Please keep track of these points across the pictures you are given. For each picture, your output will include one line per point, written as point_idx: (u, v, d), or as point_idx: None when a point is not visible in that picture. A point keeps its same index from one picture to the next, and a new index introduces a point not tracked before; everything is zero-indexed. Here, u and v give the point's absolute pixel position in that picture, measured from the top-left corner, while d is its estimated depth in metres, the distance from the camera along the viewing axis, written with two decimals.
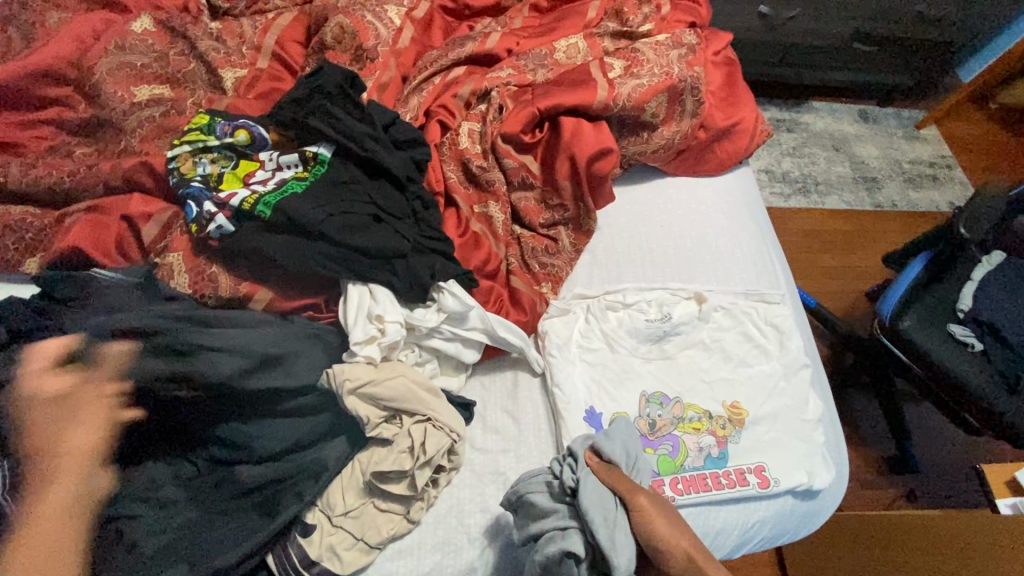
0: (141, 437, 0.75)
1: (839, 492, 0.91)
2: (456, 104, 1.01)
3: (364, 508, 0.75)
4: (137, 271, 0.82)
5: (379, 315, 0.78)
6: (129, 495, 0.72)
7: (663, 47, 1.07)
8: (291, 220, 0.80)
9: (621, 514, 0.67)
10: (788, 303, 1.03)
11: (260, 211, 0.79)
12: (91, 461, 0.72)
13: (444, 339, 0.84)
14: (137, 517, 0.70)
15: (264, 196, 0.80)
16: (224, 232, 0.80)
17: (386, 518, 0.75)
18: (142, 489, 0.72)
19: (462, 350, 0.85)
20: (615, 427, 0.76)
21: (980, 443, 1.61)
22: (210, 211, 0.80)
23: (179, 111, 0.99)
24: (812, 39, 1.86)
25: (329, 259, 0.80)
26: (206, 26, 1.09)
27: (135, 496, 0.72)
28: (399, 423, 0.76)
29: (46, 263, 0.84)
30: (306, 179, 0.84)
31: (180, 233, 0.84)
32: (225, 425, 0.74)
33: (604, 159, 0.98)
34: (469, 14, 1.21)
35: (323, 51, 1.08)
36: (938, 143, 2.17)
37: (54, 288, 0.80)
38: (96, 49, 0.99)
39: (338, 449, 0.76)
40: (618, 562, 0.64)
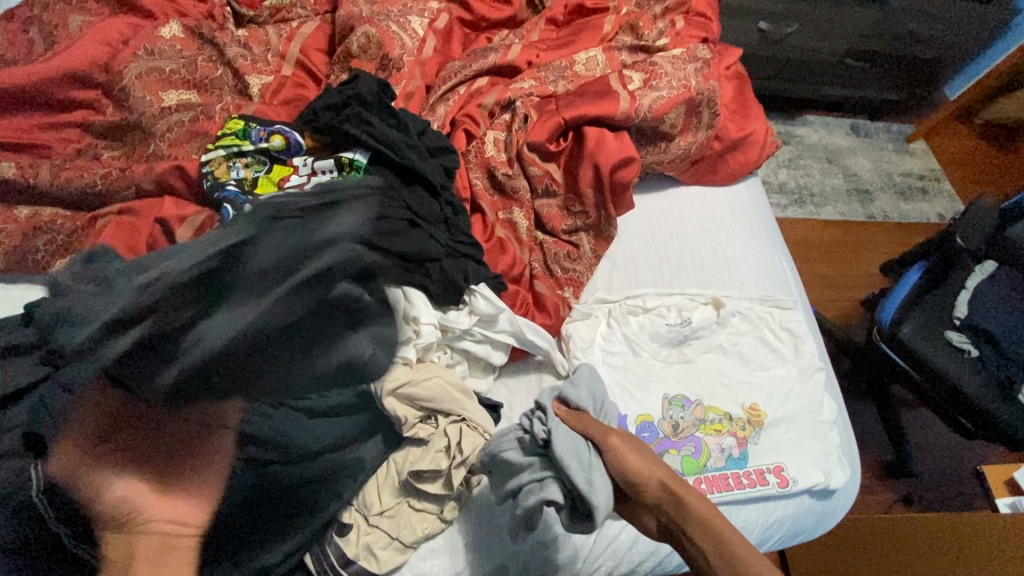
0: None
1: (853, 493, 0.94)
2: (481, 113, 1.03)
3: (399, 507, 0.76)
4: None
5: (414, 317, 0.81)
6: None
7: (680, 61, 1.11)
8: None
9: (594, 457, 0.65)
10: (801, 309, 1.06)
11: None
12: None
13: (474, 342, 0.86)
14: None
15: None
16: None
17: (421, 517, 0.76)
18: None
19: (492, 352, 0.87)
20: (579, 376, 0.77)
21: (975, 447, 1.66)
22: None
23: (208, 116, 1.00)
24: (811, 54, 1.92)
25: None
26: (232, 33, 1.11)
27: None
28: (434, 423, 0.78)
29: (78, 265, 0.84)
30: None
31: None
32: None
33: (626, 168, 1.01)
34: (487, 26, 1.24)
35: (348, 59, 1.10)
36: (928, 156, 2.24)
37: None
38: (125, 53, 1.00)
39: (374, 449, 0.79)
40: (596, 502, 0.61)
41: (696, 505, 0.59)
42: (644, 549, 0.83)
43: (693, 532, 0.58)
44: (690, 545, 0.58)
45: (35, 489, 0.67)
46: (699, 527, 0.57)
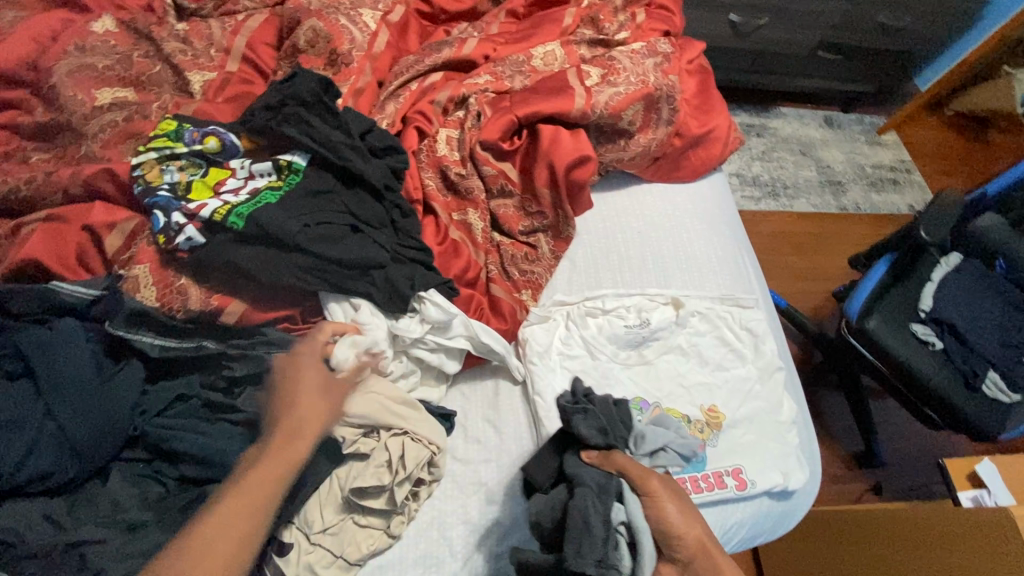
0: (108, 456, 0.70)
1: (812, 491, 0.93)
2: (434, 110, 1.00)
3: (343, 524, 0.73)
4: (101, 285, 0.78)
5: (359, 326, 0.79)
6: (95, 517, 0.68)
7: (639, 56, 1.08)
8: (262, 232, 0.77)
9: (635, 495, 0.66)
10: (762, 307, 1.05)
11: (232, 221, 0.77)
12: (54, 485, 0.68)
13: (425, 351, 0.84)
14: (103, 542, 0.66)
15: (236, 207, 0.79)
16: (194, 243, 0.78)
17: (366, 534, 0.73)
18: (108, 511, 0.69)
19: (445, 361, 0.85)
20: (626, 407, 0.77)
21: (941, 436, 1.69)
22: (178, 222, 0.78)
23: (143, 115, 0.95)
24: (780, 46, 1.91)
25: (308, 270, 0.79)
26: (172, 27, 1.06)
27: (102, 519, 0.68)
28: (375, 438, 0.75)
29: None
30: (280, 189, 0.83)
31: (145, 244, 0.80)
32: (197, 446, 0.71)
33: (581, 167, 0.98)
34: (444, 19, 1.20)
35: (296, 54, 1.05)
36: (898, 148, 2.25)
37: (9, 304, 0.75)
38: (54, 50, 0.94)
39: (317, 469, 0.72)
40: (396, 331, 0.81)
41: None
42: None
43: None
44: None
45: None
46: None
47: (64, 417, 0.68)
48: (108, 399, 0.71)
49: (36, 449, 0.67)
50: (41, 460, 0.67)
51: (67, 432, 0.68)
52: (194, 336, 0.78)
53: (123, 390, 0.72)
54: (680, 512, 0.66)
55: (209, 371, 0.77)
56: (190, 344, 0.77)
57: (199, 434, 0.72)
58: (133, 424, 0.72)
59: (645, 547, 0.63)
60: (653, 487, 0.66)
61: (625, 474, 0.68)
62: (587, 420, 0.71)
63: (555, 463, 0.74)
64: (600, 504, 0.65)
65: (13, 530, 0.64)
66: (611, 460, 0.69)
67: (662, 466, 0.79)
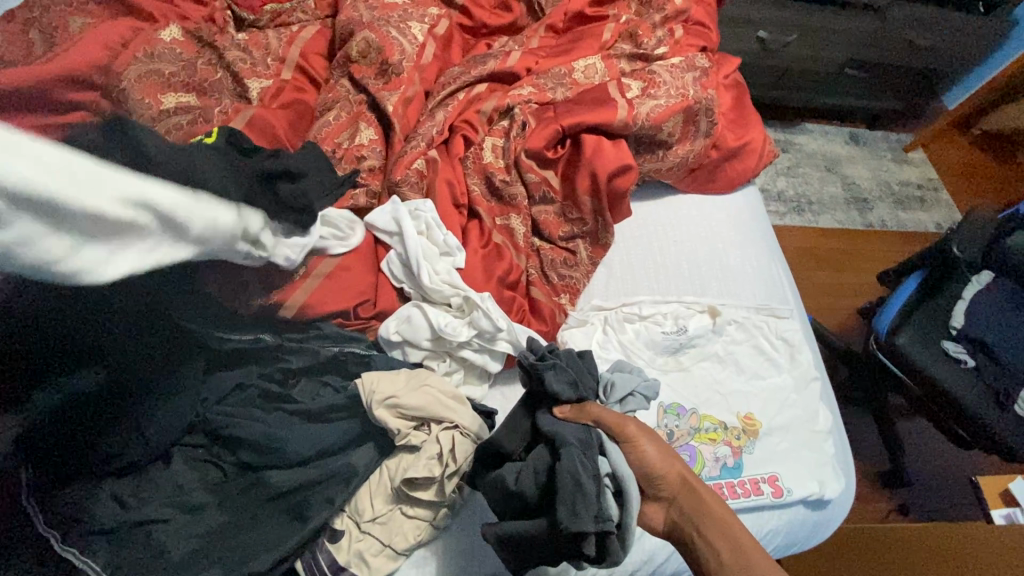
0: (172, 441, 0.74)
1: (847, 502, 0.93)
2: (479, 119, 1.04)
3: (391, 514, 0.76)
4: None
5: (409, 320, 0.85)
6: (159, 498, 0.71)
7: (678, 70, 1.11)
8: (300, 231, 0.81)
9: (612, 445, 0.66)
10: (797, 318, 1.06)
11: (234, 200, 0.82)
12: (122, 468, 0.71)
13: (470, 351, 0.86)
14: (168, 520, 0.70)
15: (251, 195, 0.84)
16: None
17: (413, 524, 0.76)
18: (172, 492, 0.72)
19: (489, 362, 0.87)
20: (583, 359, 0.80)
21: (970, 456, 1.66)
22: None
23: (205, 119, 1.00)
24: (810, 63, 1.93)
25: None
26: (233, 37, 1.12)
27: (166, 500, 0.71)
28: (426, 432, 0.77)
29: None
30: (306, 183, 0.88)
31: None
32: (257, 434, 0.74)
33: (623, 176, 1.01)
34: (487, 32, 1.25)
35: (347, 64, 1.10)
36: (925, 166, 2.25)
37: None
38: (125, 56, 1.00)
39: (366, 456, 0.78)
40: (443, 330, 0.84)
41: (709, 499, 0.62)
42: (637, 558, 0.82)
43: (706, 531, 0.60)
44: (698, 542, 0.60)
45: (24, 493, 0.66)
46: (713, 524, 0.60)
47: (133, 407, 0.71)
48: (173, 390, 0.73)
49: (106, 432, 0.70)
50: (110, 442, 0.70)
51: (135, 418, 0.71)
52: (251, 328, 0.80)
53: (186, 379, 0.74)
54: (661, 454, 0.66)
55: (264, 362, 0.80)
56: (248, 336, 0.79)
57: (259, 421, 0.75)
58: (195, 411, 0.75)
59: (631, 491, 0.61)
60: (629, 432, 0.66)
61: (602, 425, 0.68)
62: (558, 375, 0.72)
63: (526, 423, 0.74)
64: (586, 459, 0.64)
65: (87, 508, 0.68)
66: (587, 412, 0.70)
67: (632, 411, 0.81)
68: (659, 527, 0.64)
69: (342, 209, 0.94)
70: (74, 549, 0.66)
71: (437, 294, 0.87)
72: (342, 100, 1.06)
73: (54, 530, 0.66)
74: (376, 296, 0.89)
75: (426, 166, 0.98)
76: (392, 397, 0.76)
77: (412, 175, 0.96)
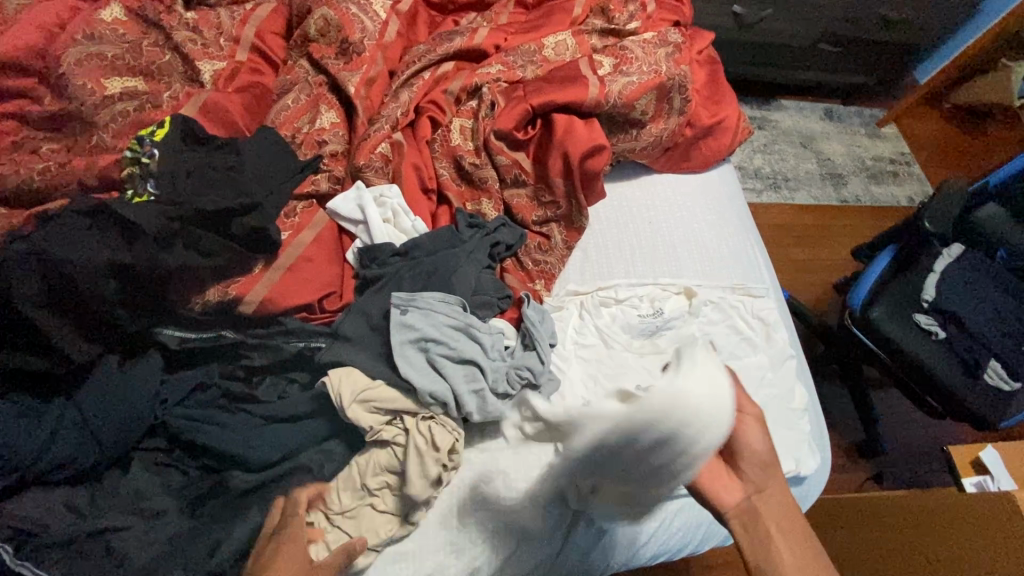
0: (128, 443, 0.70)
1: (823, 477, 0.94)
2: (446, 99, 1.00)
3: (363, 511, 0.73)
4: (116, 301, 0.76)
5: (416, 317, 0.79)
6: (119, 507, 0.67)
7: (650, 45, 1.08)
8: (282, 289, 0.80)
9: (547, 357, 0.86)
10: (772, 296, 1.06)
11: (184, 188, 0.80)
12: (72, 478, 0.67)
13: (448, 368, 0.77)
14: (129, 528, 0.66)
15: (202, 184, 0.81)
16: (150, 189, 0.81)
17: (386, 520, 0.74)
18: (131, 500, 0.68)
19: (462, 392, 0.77)
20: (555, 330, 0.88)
21: (941, 425, 1.71)
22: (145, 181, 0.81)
23: (154, 105, 0.93)
24: (785, 38, 1.90)
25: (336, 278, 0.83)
26: (181, 16, 1.05)
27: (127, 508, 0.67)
28: (399, 426, 0.75)
29: None
30: (261, 170, 0.86)
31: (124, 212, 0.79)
32: (226, 437, 0.71)
33: (595, 156, 0.98)
34: (453, 9, 1.19)
35: (307, 44, 1.05)
36: (898, 140, 2.27)
37: None
38: (62, 38, 0.93)
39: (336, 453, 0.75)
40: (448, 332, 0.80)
41: (779, 497, 0.71)
42: (617, 544, 0.82)
43: (774, 525, 0.68)
44: (759, 533, 0.67)
45: None
46: (778, 518, 0.69)
47: (92, 413, 0.68)
48: (125, 393, 0.69)
49: (57, 437, 0.66)
50: (64, 447, 0.66)
51: (91, 422, 0.68)
52: (212, 327, 0.77)
53: (142, 378, 0.71)
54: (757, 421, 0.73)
55: (225, 360, 0.77)
56: (208, 335, 0.76)
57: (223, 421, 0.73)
58: (153, 413, 0.71)
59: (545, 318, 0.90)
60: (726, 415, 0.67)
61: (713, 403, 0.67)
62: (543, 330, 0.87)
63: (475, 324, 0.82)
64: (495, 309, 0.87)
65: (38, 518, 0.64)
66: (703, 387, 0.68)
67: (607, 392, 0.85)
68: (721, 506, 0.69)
69: (303, 196, 0.90)
70: (32, 561, 0.62)
71: (436, 298, 0.81)
72: (301, 81, 1.01)
73: (7, 543, 0.62)
74: (342, 288, 0.86)
75: (391, 150, 0.94)
76: (366, 392, 0.74)
77: (377, 160, 0.92)
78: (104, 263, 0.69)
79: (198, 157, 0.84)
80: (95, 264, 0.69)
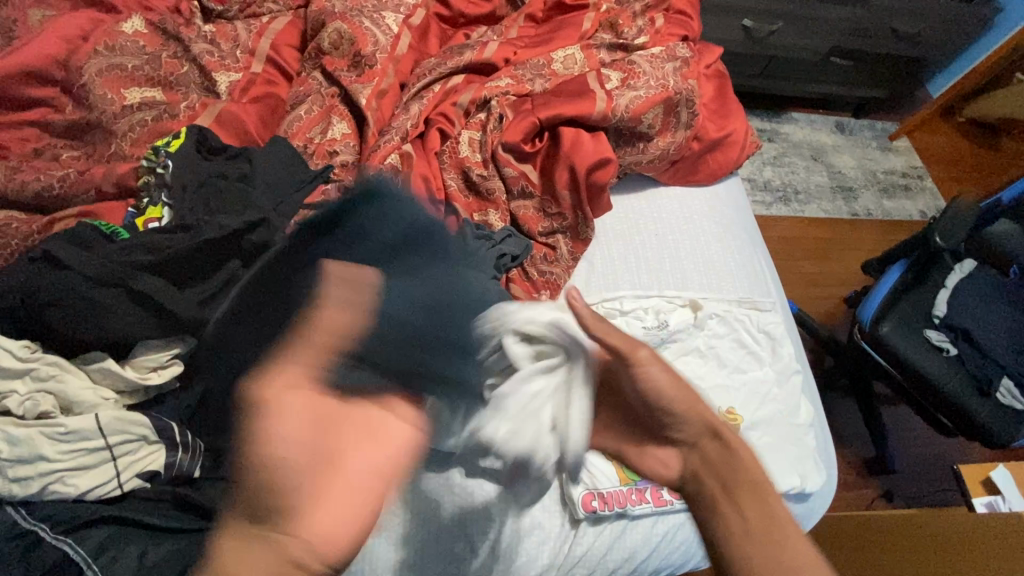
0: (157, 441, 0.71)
1: (826, 496, 0.93)
2: (456, 112, 1.02)
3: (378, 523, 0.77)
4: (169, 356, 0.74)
5: None
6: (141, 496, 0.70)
7: (658, 60, 1.09)
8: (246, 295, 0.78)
9: None
10: (778, 311, 1.06)
11: (197, 196, 0.81)
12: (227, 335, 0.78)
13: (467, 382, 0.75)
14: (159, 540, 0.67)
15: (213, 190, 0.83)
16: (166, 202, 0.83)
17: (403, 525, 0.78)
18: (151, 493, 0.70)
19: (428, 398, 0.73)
20: None
21: (952, 443, 1.68)
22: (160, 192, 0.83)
23: (172, 115, 0.96)
24: (795, 51, 1.90)
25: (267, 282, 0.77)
26: (199, 28, 1.08)
27: (147, 500, 0.70)
28: (95, 398, 0.70)
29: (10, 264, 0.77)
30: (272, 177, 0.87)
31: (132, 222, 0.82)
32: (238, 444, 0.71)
33: (602, 169, 0.99)
34: (464, 22, 1.22)
35: (320, 56, 1.07)
36: (910, 154, 2.25)
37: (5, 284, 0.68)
38: (84, 49, 0.95)
39: None
40: None
41: (742, 453, 0.69)
42: (617, 557, 0.82)
43: (742, 500, 0.66)
44: (727, 509, 0.66)
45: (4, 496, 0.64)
46: (743, 484, 0.67)
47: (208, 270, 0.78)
48: (149, 413, 0.73)
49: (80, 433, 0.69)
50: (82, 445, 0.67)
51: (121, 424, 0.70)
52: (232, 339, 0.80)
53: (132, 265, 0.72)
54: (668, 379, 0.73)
55: None
56: None
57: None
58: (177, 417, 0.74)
59: None
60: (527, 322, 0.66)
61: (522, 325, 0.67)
62: None
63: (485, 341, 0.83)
64: None
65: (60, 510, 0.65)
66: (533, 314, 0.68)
67: None
68: (671, 476, 0.74)
69: (313, 205, 0.91)
70: (68, 538, 0.64)
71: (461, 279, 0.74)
72: (314, 93, 1.03)
73: (42, 522, 0.64)
74: None
75: (401, 161, 0.96)
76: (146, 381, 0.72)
77: (386, 171, 0.94)
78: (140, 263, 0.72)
79: (209, 166, 0.85)
80: (134, 265, 0.71)
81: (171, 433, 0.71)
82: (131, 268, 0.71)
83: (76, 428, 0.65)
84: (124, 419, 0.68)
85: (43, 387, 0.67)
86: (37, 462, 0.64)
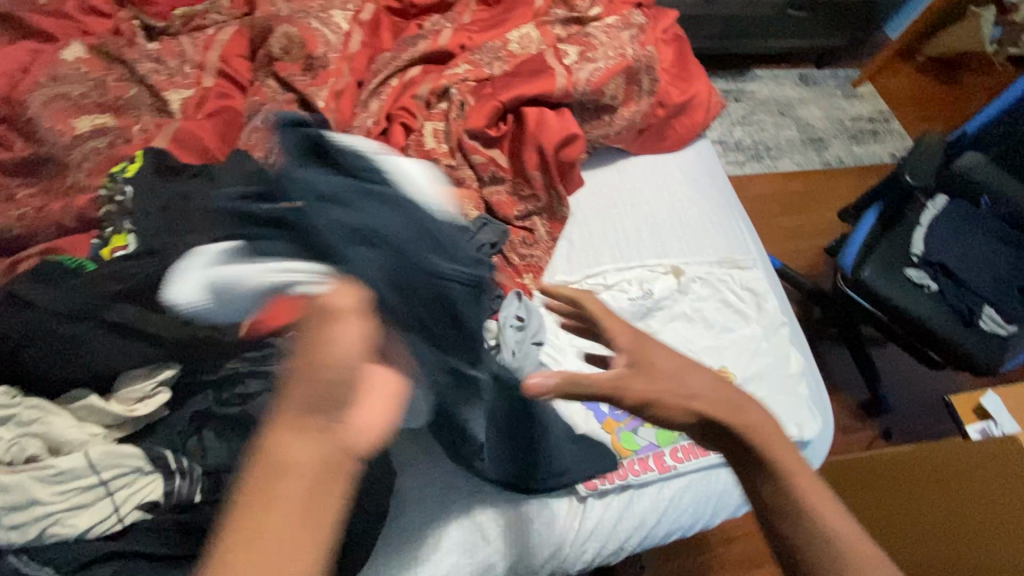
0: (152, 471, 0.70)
1: (826, 441, 0.95)
2: (417, 104, 1.00)
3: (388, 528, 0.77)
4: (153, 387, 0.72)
5: None
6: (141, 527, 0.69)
7: (614, 29, 1.08)
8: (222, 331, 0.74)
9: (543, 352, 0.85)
10: (760, 267, 1.07)
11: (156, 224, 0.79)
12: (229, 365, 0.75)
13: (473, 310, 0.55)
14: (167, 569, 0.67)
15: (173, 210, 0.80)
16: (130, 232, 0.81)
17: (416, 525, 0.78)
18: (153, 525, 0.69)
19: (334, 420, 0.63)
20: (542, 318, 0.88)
21: (944, 375, 1.72)
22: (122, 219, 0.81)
23: (126, 139, 0.93)
24: (750, 8, 1.91)
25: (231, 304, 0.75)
26: (144, 48, 1.05)
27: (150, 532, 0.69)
28: (81, 434, 0.68)
29: None
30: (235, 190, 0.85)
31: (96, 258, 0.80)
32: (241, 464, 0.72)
33: (570, 146, 0.99)
34: (416, 13, 1.20)
35: (272, 63, 1.05)
36: (876, 98, 2.27)
37: None
38: (25, 82, 0.92)
39: None
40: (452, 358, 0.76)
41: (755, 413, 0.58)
42: (628, 525, 0.83)
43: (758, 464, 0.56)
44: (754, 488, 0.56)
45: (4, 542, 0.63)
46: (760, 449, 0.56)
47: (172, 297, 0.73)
48: (140, 443, 0.72)
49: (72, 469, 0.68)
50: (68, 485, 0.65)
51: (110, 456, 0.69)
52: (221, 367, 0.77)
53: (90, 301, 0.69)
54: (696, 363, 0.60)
55: (222, 386, 0.76)
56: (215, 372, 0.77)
57: (238, 450, 0.73)
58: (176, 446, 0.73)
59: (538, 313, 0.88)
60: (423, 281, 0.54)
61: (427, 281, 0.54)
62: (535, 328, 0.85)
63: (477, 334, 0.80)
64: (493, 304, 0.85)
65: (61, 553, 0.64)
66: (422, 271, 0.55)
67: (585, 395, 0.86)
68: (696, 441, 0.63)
69: None
70: None
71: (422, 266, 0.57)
72: (270, 101, 1.01)
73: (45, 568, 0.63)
74: None
75: None
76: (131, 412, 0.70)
77: None
78: (109, 294, 0.70)
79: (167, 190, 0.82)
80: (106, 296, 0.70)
81: (165, 461, 0.70)
82: (104, 299, 0.70)
83: (68, 467, 0.65)
84: (116, 450, 0.68)
85: (27, 431, 0.66)
86: (32, 506, 0.63)
